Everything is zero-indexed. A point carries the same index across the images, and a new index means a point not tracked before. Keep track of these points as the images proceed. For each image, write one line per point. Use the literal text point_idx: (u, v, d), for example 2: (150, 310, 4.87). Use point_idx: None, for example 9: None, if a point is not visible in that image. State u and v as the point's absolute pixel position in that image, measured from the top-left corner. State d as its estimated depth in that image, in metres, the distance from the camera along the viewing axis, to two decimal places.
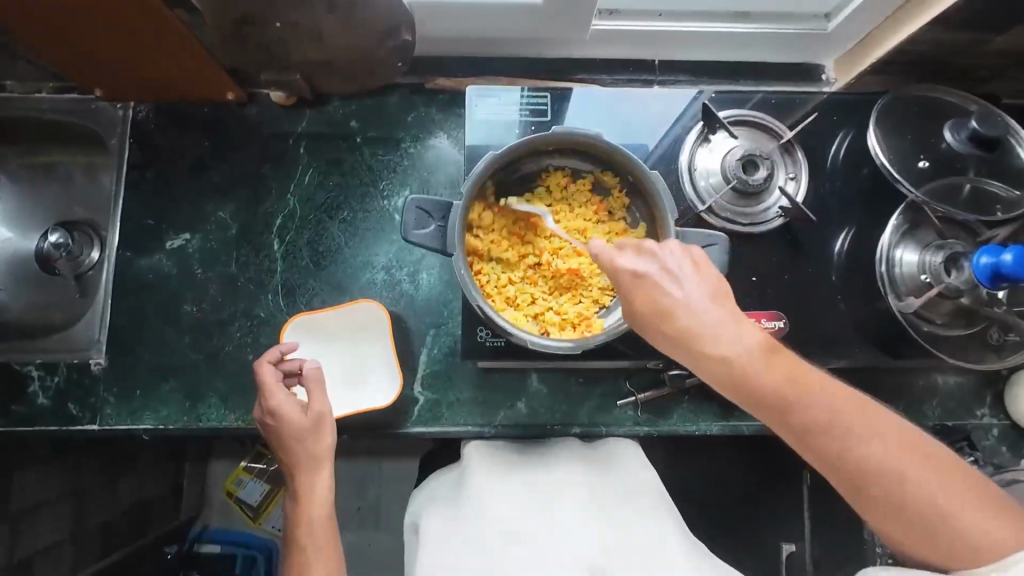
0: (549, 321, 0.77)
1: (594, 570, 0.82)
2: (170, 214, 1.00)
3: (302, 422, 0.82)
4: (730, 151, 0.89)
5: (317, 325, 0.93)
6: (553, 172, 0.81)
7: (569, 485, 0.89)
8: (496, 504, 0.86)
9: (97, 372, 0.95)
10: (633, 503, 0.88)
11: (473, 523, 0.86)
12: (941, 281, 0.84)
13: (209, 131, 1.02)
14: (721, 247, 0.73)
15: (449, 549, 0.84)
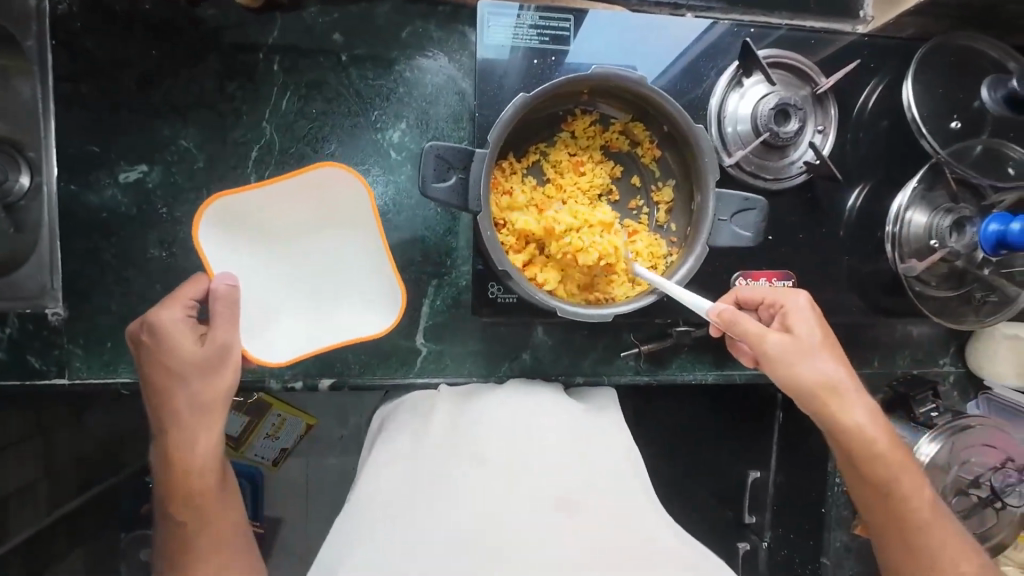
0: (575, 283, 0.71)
1: (561, 503, 0.73)
2: (119, 139, 0.84)
3: (211, 342, 0.72)
4: (764, 98, 0.82)
5: (245, 216, 0.79)
6: (578, 116, 0.73)
7: (541, 415, 0.84)
8: (473, 420, 0.83)
9: (57, 323, 0.84)
10: (597, 440, 0.84)
11: (439, 446, 0.79)
12: (945, 244, 0.86)
13: (154, 35, 0.83)
14: (759, 211, 0.68)
15: (422, 457, 0.78)
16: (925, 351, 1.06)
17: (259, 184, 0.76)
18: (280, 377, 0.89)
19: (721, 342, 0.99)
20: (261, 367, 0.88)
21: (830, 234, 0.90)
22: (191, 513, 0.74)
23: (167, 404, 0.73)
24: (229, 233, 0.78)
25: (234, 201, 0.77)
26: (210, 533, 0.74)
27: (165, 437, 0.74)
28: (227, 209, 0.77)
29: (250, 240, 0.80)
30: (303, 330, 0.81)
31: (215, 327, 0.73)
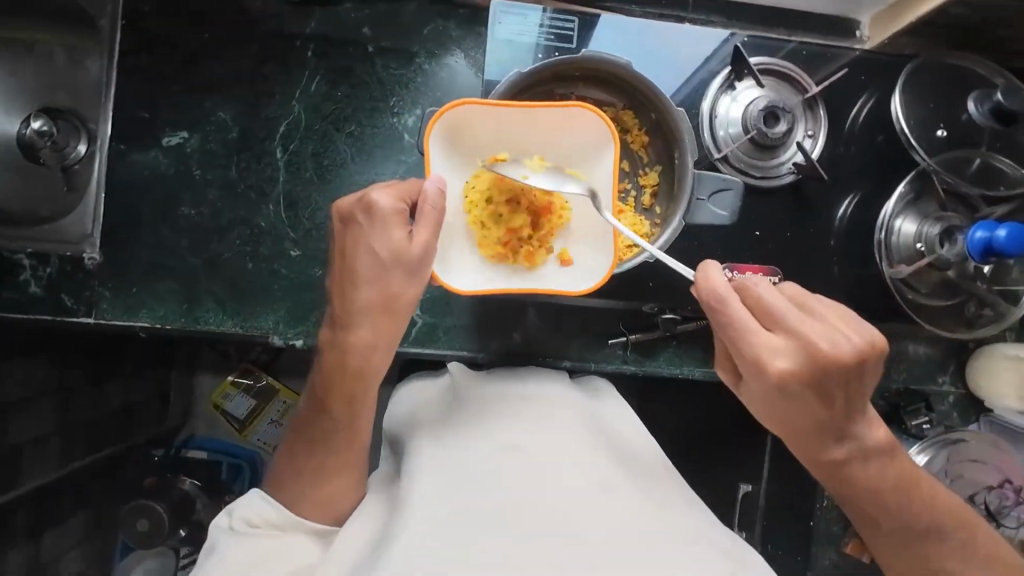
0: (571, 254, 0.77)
1: (606, 486, 0.74)
2: (166, 109, 0.95)
3: (414, 255, 0.72)
4: (754, 100, 0.87)
5: (464, 134, 0.76)
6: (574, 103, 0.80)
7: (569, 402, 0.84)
8: (489, 403, 0.82)
9: (92, 267, 0.93)
10: (613, 431, 0.84)
11: (462, 437, 0.77)
12: (934, 251, 0.87)
13: (207, 21, 0.95)
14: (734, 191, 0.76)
15: (449, 448, 0.75)
16: (923, 368, 1.04)
17: (484, 101, 0.71)
18: (283, 334, 0.94)
19: (709, 339, 1.00)
20: (265, 322, 0.94)
21: (820, 236, 0.92)
22: (349, 407, 0.79)
23: (361, 293, 0.74)
24: (450, 142, 0.75)
25: (464, 109, 0.72)
26: (350, 438, 0.79)
27: (357, 322, 0.76)
28: (452, 117, 0.73)
29: (459, 155, 0.77)
30: (482, 270, 0.78)
31: (423, 229, 0.71)
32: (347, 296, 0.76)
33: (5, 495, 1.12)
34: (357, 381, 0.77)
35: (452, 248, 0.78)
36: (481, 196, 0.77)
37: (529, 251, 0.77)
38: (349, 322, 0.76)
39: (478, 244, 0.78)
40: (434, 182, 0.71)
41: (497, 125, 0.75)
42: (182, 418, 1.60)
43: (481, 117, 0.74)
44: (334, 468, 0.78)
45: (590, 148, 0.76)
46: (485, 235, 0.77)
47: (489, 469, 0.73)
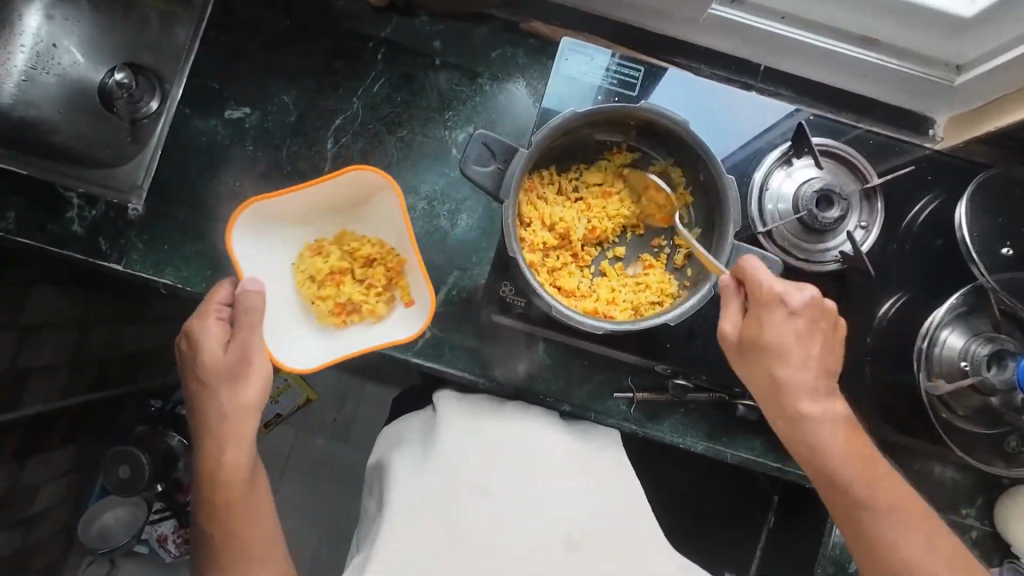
0: (592, 300, 0.75)
1: (570, 540, 0.83)
2: (235, 84, 0.99)
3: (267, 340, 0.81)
4: (809, 180, 0.84)
5: (275, 222, 0.88)
6: (623, 150, 0.79)
7: (545, 453, 0.88)
8: (465, 447, 0.87)
9: (133, 218, 0.97)
10: (593, 470, 0.90)
11: (444, 470, 0.85)
12: (978, 373, 0.80)
13: (292, 10, 0.99)
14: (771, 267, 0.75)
15: (424, 490, 0.83)
16: (946, 494, 0.96)
17: (275, 195, 0.84)
18: None
19: (720, 414, 0.95)
20: None
21: (856, 332, 0.88)
22: (247, 491, 0.84)
23: (245, 374, 0.81)
24: (256, 230, 0.86)
25: (265, 207, 0.85)
26: (245, 523, 0.83)
27: (216, 449, 0.82)
28: (255, 214, 0.84)
29: (273, 236, 0.89)
30: (319, 332, 0.88)
31: (241, 335, 0.80)
32: (210, 371, 0.81)
33: (3, 414, 1.15)
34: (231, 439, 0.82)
35: (290, 326, 0.88)
36: (308, 270, 0.90)
37: (369, 305, 0.88)
38: (207, 444, 0.82)
39: (314, 308, 0.89)
40: (253, 283, 0.80)
41: (304, 208, 0.89)
42: (183, 377, 1.62)
43: (285, 208, 0.87)
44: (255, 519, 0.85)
45: (389, 217, 0.90)
46: (318, 300, 0.88)
47: (463, 509, 0.82)
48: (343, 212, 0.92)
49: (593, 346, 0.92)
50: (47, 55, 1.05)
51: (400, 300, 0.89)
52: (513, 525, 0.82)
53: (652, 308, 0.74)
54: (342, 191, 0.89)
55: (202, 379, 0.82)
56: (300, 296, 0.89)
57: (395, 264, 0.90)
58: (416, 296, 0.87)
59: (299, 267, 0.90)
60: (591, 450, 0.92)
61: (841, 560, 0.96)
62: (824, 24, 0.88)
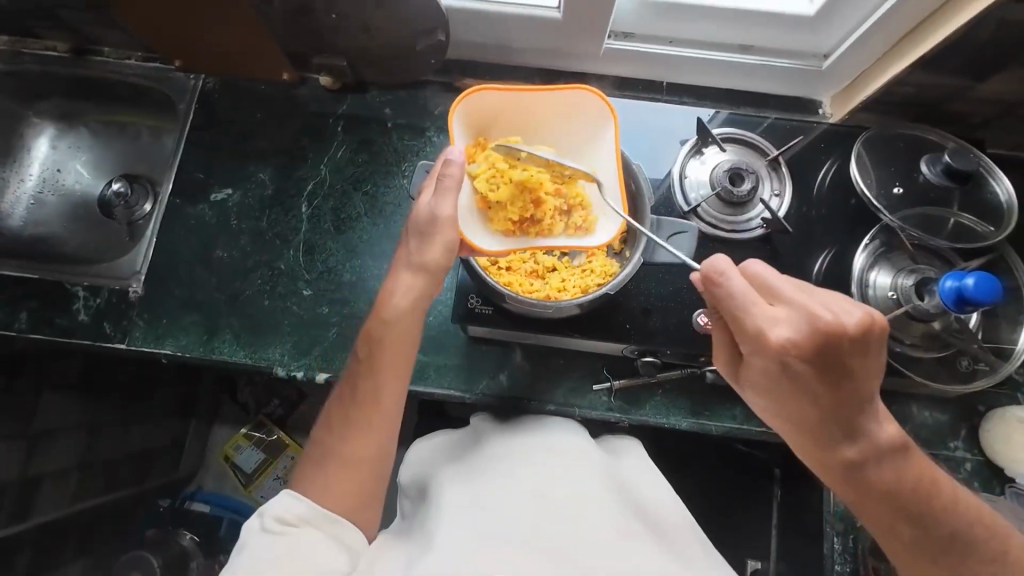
0: (541, 289, 0.84)
1: (625, 536, 0.77)
2: (218, 172, 1.13)
3: (438, 253, 0.79)
4: (719, 163, 0.97)
5: (483, 118, 0.85)
6: None
7: (592, 459, 0.87)
8: (522, 455, 0.86)
9: (134, 299, 1.06)
10: (637, 488, 0.89)
11: (488, 471, 0.83)
12: (909, 301, 0.88)
13: (261, 104, 1.16)
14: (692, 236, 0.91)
15: (474, 492, 0.80)
16: (930, 430, 0.99)
17: (500, 88, 0.82)
18: (287, 365, 1.02)
19: (698, 388, 1.00)
20: (273, 354, 1.03)
21: None
22: (401, 347, 0.80)
23: (427, 250, 0.79)
24: (471, 119, 0.84)
25: (488, 95, 0.83)
26: (371, 394, 0.78)
27: (399, 285, 0.82)
28: (474, 99, 0.82)
29: (473, 133, 0.86)
30: (494, 239, 0.83)
31: (440, 198, 0.78)
32: (418, 258, 0.81)
33: (9, 526, 1.17)
34: (391, 342, 0.80)
35: (466, 219, 0.83)
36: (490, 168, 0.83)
37: (545, 220, 0.83)
38: (396, 277, 0.82)
39: (491, 215, 0.84)
40: (457, 153, 0.78)
41: (507, 109, 0.85)
42: (194, 467, 1.61)
43: (499, 104, 0.84)
44: (369, 431, 0.77)
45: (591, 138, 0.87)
46: (498, 208, 0.83)
47: (513, 497, 0.78)
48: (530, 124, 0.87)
49: (563, 343, 1.00)
50: (53, 178, 1.23)
51: (576, 227, 0.84)
52: (568, 514, 0.77)
53: (599, 287, 0.83)
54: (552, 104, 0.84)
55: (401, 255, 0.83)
56: (473, 199, 0.84)
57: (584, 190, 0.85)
58: (600, 226, 0.83)
59: (480, 164, 0.83)
60: (633, 471, 0.92)
61: (849, 513, 0.95)
62: (704, 40, 1.05)
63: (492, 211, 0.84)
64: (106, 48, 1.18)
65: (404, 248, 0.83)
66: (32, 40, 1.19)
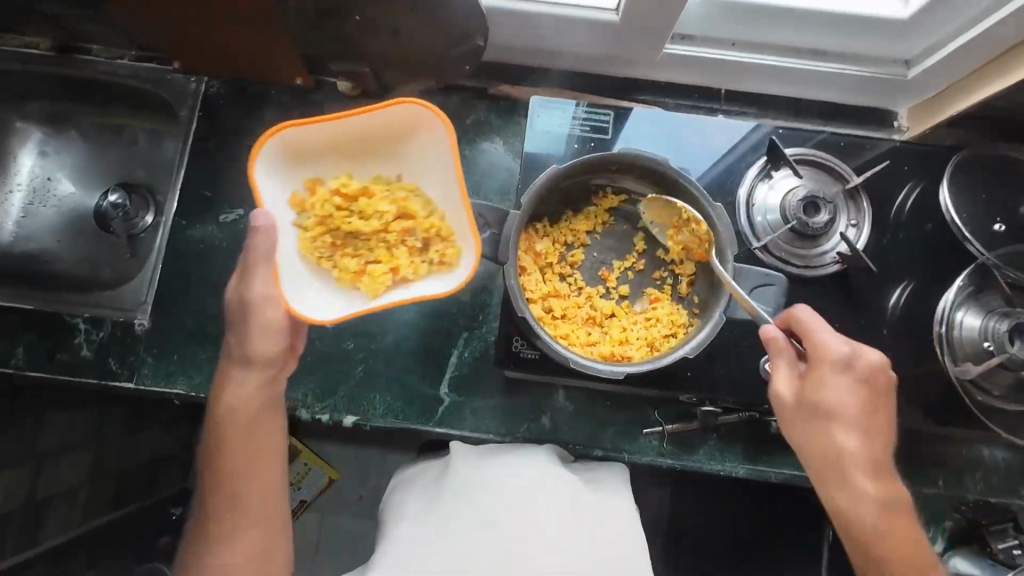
0: (604, 345, 0.75)
1: None
2: (227, 188, 1.03)
3: (281, 321, 0.71)
4: (793, 189, 0.87)
5: (303, 151, 0.74)
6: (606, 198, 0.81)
7: (554, 492, 0.81)
8: (485, 484, 0.82)
9: (140, 332, 0.97)
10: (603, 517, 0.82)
11: (445, 508, 0.80)
12: (1004, 350, 0.79)
13: (272, 112, 1.05)
14: (777, 288, 0.84)
15: (431, 527, 0.79)
16: (1003, 478, 0.92)
17: (308, 120, 0.71)
18: (311, 407, 0.95)
19: (755, 433, 0.93)
20: (295, 394, 0.95)
21: (872, 328, 0.87)
22: (248, 439, 0.75)
23: (252, 340, 0.72)
24: (285, 164, 0.73)
25: (297, 130, 0.72)
26: (235, 493, 0.74)
27: (232, 376, 0.75)
28: (284, 138, 0.71)
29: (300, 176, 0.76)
30: (343, 298, 0.74)
31: (256, 279, 0.70)
32: (239, 349, 0.73)
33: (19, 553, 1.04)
34: (251, 436, 0.75)
35: (306, 283, 0.73)
36: (319, 218, 0.75)
37: (397, 263, 0.75)
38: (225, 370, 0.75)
39: (335, 271, 0.74)
40: (265, 218, 0.68)
41: (329, 139, 0.75)
42: None
43: (315, 138, 0.74)
44: (240, 528, 0.74)
45: (434, 155, 0.77)
46: (341, 262, 0.74)
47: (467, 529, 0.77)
48: (361, 150, 0.78)
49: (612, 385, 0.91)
50: (44, 189, 1.10)
51: (440, 262, 0.75)
52: (518, 553, 0.76)
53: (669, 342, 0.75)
54: (381, 125, 0.75)
55: (228, 350, 0.76)
56: (308, 256, 0.74)
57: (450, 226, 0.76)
58: (462, 259, 0.72)
59: (308, 215, 0.75)
60: (607, 494, 0.85)
61: None
62: (773, 45, 0.93)
63: (334, 265, 0.74)
64: (94, 45, 1.06)
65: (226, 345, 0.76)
66: (11, 36, 1.06)
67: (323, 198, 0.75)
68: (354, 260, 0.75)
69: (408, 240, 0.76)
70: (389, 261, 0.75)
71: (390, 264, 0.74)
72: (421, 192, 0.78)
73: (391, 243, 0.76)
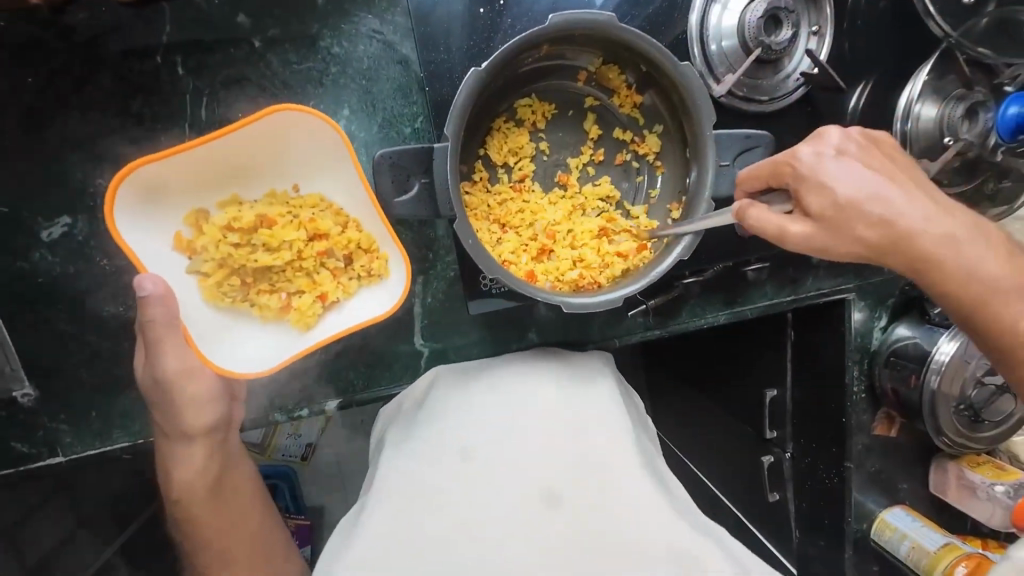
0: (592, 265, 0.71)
1: (549, 486, 0.69)
2: (25, 190, 0.73)
3: (204, 390, 0.68)
4: (751, 4, 0.72)
5: (165, 185, 0.66)
6: (541, 94, 0.73)
7: (525, 402, 0.78)
8: (457, 410, 0.78)
9: (31, 404, 0.78)
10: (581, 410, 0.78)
11: (417, 434, 0.76)
12: (958, 136, 0.78)
13: (27, 61, 0.70)
14: (763, 149, 0.69)
15: (408, 457, 0.73)
16: None
17: (162, 153, 0.63)
18: (284, 408, 0.85)
19: (730, 280, 0.93)
20: (260, 402, 0.84)
21: None
22: (215, 496, 0.74)
23: (182, 416, 0.68)
24: (148, 208, 0.65)
25: (157, 164, 0.64)
26: (222, 549, 0.74)
27: (173, 454, 0.71)
28: (133, 176, 0.63)
29: (175, 214, 0.68)
30: (272, 340, 0.69)
31: (165, 353, 0.64)
32: (171, 425, 0.69)
33: None
34: (220, 493, 0.74)
35: (229, 334, 0.68)
36: (217, 260, 0.67)
37: (323, 290, 0.70)
38: (167, 450, 0.72)
39: (256, 310, 0.69)
40: (150, 285, 0.61)
41: (191, 167, 0.66)
42: None
43: (180, 167, 0.66)
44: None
45: (331, 157, 0.70)
46: (259, 299, 0.69)
47: (440, 453, 0.72)
48: (242, 168, 0.69)
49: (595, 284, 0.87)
50: None
51: (369, 275, 0.70)
52: (495, 461, 0.71)
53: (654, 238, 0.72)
54: (253, 136, 0.67)
55: (160, 430, 0.71)
56: (217, 303, 0.68)
57: (364, 235, 0.70)
58: (392, 267, 0.69)
59: (203, 258, 0.68)
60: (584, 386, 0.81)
61: (864, 342, 1.05)
62: None
63: (252, 305, 0.69)
64: None
65: (157, 427, 0.71)
66: None
67: (216, 237, 0.67)
68: (278, 294, 0.69)
69: (329, 260, 0.70)
70: (311, 286, 0.70)
71: (314, 290, 0.69)
72: (327, 203, 0.71)
73: (307, 267, 0.69)
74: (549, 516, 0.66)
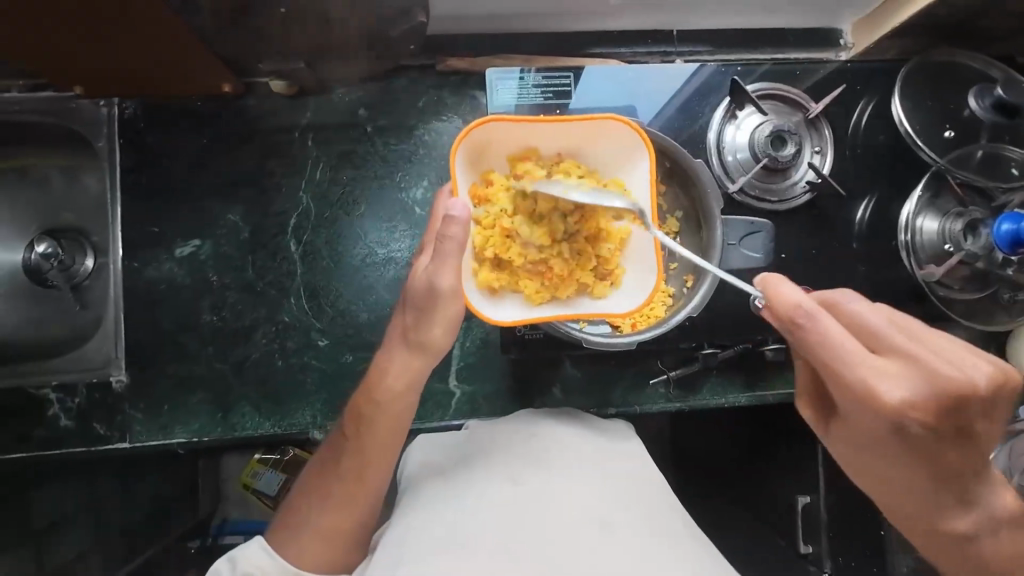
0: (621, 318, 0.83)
1: (603, 524, 0.66)
2: (175, 220, 0.95)
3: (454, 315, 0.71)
4: (759, 126, 0.88)
5: (485, 147, 0.73)
6: None
7: (569, 445, 0.75)
8: (511, 441, 0.75)
9: (120, 390, 0.91)
10: (619, 460, 0.76)
11: (459, 470, 0.73)
12: (961, 248, 0.86)
13: (205, 128, 0.96)
14: (765, 234, 0.86)
15: (453, 493, 0.70)
16: None
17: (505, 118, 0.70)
18: (322, 427, 0.92)
19: (750, 363, 0.98)
20: (304, 419, 0.92)
21: (844, 247, 0.92)
22: (394, 427, 0.73)
23: (428, 329, 0.71)
24: (478, 154, 0.73)
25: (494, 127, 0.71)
26: (362, 469, 0.72)
27: (389, 356, 0.74)
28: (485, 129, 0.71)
29: (479, 168, 0.75)
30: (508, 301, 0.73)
31: (439, 267, 0.67)
32: (414, 333, 0.72)
33: None
34: (397, 428, 0.73)
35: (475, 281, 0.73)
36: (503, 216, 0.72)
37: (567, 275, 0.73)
38: (387, 350, 0.75)
39: (504, 271, 0.73)
40: (460, 209, 0.65)
41: (520, 138, 0.74)
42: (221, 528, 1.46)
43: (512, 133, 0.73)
44: (343, 496, 0.72)
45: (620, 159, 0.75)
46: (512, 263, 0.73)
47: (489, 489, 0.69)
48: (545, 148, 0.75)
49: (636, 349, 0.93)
50: None
51: (608, 276, 0.76)
52: (547, 497, 0.68)
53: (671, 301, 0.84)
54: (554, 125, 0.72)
55: (397, 330, 0.75)
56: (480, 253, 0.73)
57: (615, 229, 0.75)
58: (629, 278, 0.75)
59: (486, 208, 0.73)
60: (620, 442, 0.80)
61: None
62: None
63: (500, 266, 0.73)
64: None
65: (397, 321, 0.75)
66: None
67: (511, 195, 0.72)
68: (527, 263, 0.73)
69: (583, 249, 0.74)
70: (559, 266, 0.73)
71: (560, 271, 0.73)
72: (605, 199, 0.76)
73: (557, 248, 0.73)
74: (599, 549, 0.64)
